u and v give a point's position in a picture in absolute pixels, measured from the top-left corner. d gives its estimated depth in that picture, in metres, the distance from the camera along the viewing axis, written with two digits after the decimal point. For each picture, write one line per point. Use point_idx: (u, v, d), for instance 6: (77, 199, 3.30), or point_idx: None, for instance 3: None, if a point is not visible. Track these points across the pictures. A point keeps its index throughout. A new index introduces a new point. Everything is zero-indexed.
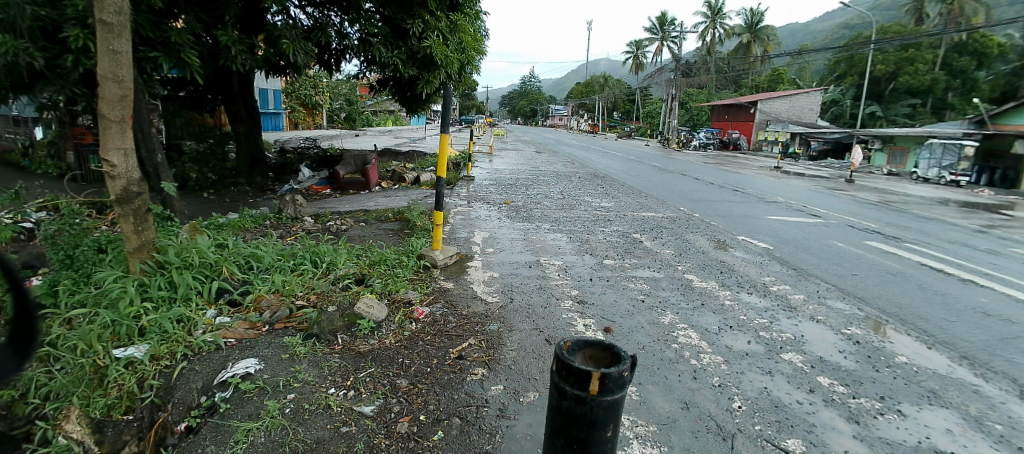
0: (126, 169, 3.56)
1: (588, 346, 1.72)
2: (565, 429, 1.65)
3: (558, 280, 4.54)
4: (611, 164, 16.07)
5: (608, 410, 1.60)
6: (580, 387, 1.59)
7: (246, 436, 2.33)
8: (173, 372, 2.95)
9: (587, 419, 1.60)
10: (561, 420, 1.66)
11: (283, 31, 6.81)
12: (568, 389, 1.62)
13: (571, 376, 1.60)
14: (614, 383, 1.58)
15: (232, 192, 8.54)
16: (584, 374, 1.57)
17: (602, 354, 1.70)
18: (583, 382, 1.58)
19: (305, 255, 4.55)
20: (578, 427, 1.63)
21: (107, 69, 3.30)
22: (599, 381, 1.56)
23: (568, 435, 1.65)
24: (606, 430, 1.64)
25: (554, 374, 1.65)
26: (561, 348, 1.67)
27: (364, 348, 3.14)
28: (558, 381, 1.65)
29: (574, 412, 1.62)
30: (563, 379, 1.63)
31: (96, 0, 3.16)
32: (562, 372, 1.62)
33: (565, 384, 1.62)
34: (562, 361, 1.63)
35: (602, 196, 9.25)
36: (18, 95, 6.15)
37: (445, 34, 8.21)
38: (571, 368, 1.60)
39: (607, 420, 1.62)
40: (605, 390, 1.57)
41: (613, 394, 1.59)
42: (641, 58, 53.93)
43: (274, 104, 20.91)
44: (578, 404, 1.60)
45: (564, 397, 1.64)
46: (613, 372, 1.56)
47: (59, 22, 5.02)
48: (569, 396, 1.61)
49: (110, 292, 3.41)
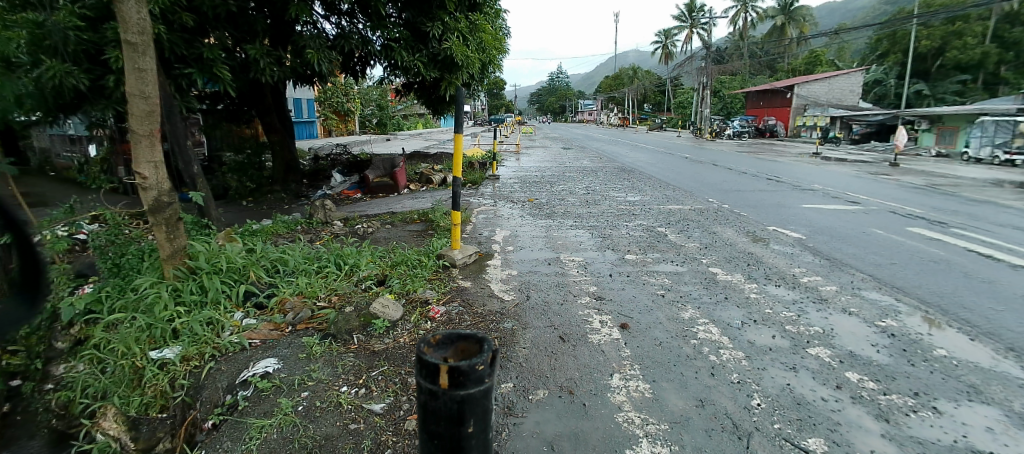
0: (157, 180, 3.73)
1: (462, 339, 1.67)
2: (428, 424, 1.63)
3: (577, 277, 4.49)
4: (641, 158, 15.78)
5: (464, 405, 1.57)
6: (432, 381, 1.57)
7: (260, 432, 2.41)
8: (201, 372, 3.09)
9: (443, 413, 1.58)
10: (425, 416, 1.64)
11: (308, 41, 7.00)
12: (424, 384, 1.60)
13: (425, 370, 1.58)
14: (467, 379, 1.55)
15: (269, 199, 8.92)
16: (435, 368, 1.55)
17: (473, 347, 1.64)
18: (434, 375, 1.56)
19: (330, 257, 4.66)
20: (438, 422, 1.61)
21: (134, 87, 3.47)
22: (449, 375, 1.53)
23: (432, 431, 1.63)
24: (469, 426, 1.60)
25: (413, 369, 1.62)
26: (425, 342, 1.65)
27: (379, 347, 3.19)
28: (417, 376, 1.63)
29: (431, 406, 1.60)
30: (421, 374, 1.61)
31: (120, 23, 3.34)
32: (418, 366, 1.60)
33: (421, 379, 1.61)
34: (418, 355, 1.60)
35: (628, 190, 9.05)
36: (70, 115, 6.64)
37: (466, 34, 8.34)
38: (423, 362, 1.58)
39: (466, 415, 1.58)
40: (457, 385, 1.54)
41: (468, 389, 1.56)
42: (671, 48, 52.67)
43: (308, 113, 21.75)
44: (432, 398, 1.59)
45: (424, 392, 1.63)
46: (465, 365, 1.52)
47: (100, 44, 5.44)
48: (424, 390, 1.60)
49: (147, 298, 3.64)
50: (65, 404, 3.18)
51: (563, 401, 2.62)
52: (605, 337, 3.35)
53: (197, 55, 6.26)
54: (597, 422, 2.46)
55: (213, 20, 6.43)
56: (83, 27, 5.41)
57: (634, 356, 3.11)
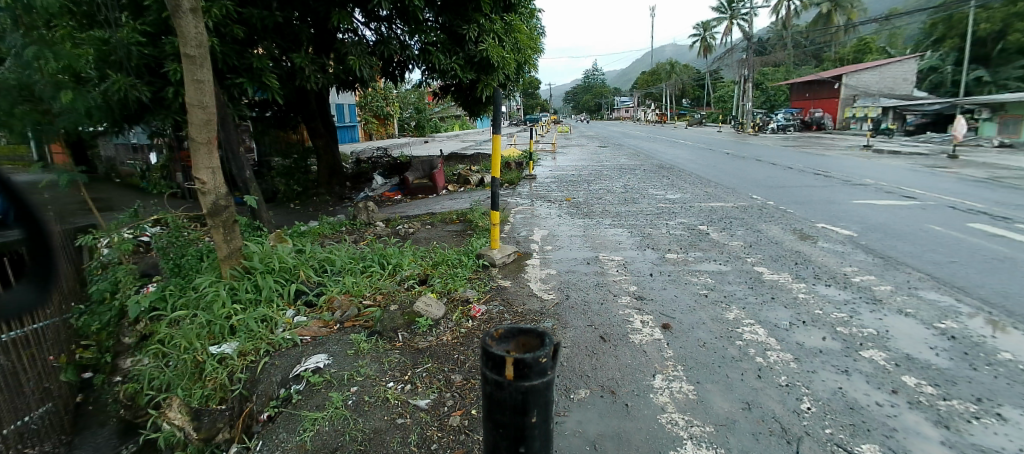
0: (215, 184, 3.95)
1: (523, 334, 1.71)
2: (493, 414, 1.67)
3: (617, 276, 4.46)
4: (680, 154, 15.46)
5: (527, 395, 1.60)
6: (498, 373, 1.61)
7: (313, 425, 2.53)
8: (257, 366, 3.26)
9: (509, 404, 1.62)
10: (489, 406, 1.69)
11: (349, 48, 7.23)
12: (490, 375, 1.65)
13: (490, 362, 1.64)
14: (531, 371, 1.58)
15: (315, 201, 9.25)
16: (500, 360, 1.60)
17: (533, 341, 1.68)
18: (500, 367, 1.60)
19: (374, 257, 4.80)
20: (503, 412, 1.64)
21: (193, 97, 3.69)
22: (514, 366, 1.57)
23: (497, 421, 1.67)
24: (531, 416, 1.63)
25: (479, 362, 1.68)
26: (488, 335, 1.70)
27: (422, 344, 3.28)
28: (483, 368, 1.68)
29: (497, 396, 1.64)
30: (486, 366, 1.66)
31: (180, 37, 3.56)
32: (484, 358, 1.65)
33: (488, 370, 1.66)
34: (484, 347, 1.66)
35: (667, 188, 8.89)
36: (133, 126, 7.09)
37: (501, 35, 8.44)
38: (488, 354, 1.63)
39: (529, 406, 1.61)
40: (522, 376, 1.58)
41: (531, 380, 1.59)
42: (709, 40, 51.29)
43: (349, 117, 22.37)
44: (498, 389, 1.63)
45: (489, 383, 1.68)
46: (528, 358, 1.56)
47: (159, 58, 5.79)
48: (490, 381, 1.64)
49: (207, 296, 3.87)
50: (132, 397, 3.90)
51: (606, 401, 2.62)
52: (647, 337, 3.33)
53: (247, 65, 6.56)
54: (640, 423, 2.45)
55: (261, 31, 6.73)
56: (144, 42, 5.78)
57: (677, 357, 3.07)
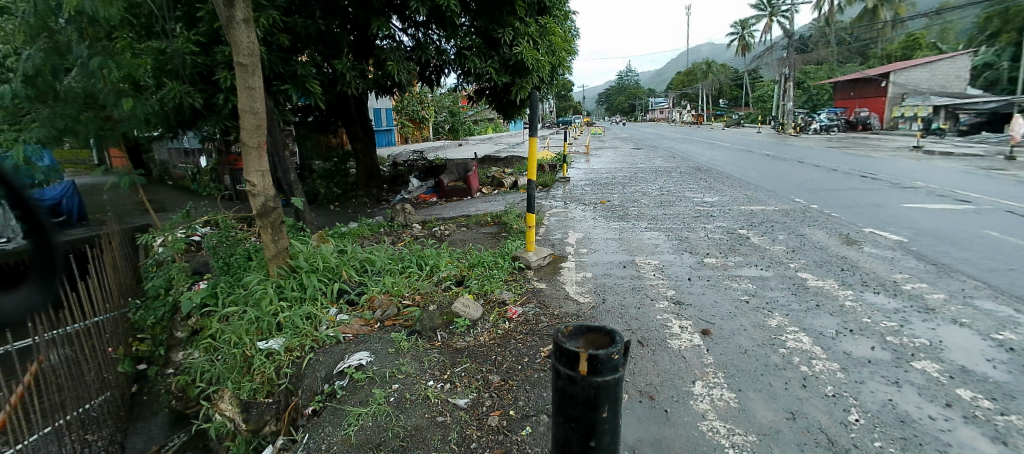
0: (264, 187, 4.13)
1: (591, 330, 1.73)
2: (564, 408, 1.68)
3: (654, 280, 4.41)
4: (717, 156, 15.14)
5: (600, 391, 1.61)
6: (571, 367, 1.63)
7: (357, 420, 2.61)
8: (302, 362, 3.38)
9: (581, 398, 1.63)
10: (559, 401, 1.70)
11: (388, 54, 7.42)
12: (562, 370, 1.66)
13: (563, 357, 1.65)
14: (603, 366, 1.59)
15: (353, 203, 9.50)
16: (573, 354, 1.61)
17: (602, 338, 1.69)
18: (574, 362, 1.61)
19: (411, 259, 4.90)
20: (575, 407, 1.65)
21: (245, 104, 3.86)
22: (587, 361, 1.58)
23: (568, 416, 1.68)
24: (602, 411, 1.64)
25: (550, 357, 1.70)
26: (559, 331, 1.72)
27: (461, 344, 3.33)
28: (555, 363, 1.69)
29: (569, 391, 1.66)
30: (558, 361, 1.68)
31: (234, 47, 3.74)
32: (556, 353, 1.67)
33: (560, 366, 1.67)
34: (555, 343, 1.68)
35: (705, 190, 8.72)
36: (186, 131, 7.48)
37: (535, 38, 8.49)
38: (561, 349, 1.64)
39: (602, 401, 1.62)
40: (595, 372, 1.58)
41: (604, 376, 1.59)
42: (748, 39, 49.98)
43: (386, 121, 22.87)
44: (570, 383, 1.64)
45: (560, 378, 1.69)
46: (601, 353, 1.57)
47: (211, 66, 6.09)
48: (562, 376, 1.66)
49: (255, 293, 4.05)
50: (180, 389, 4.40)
51: (644, 406, 2.61)
52: (686, 343, 3.28)
53: (292, 72, 6.82)
54: (679, 429, 2.43)
55: (305, 38, 6.98)
56: (198, 52, 6.09)
57: (718, 364, 3.01)
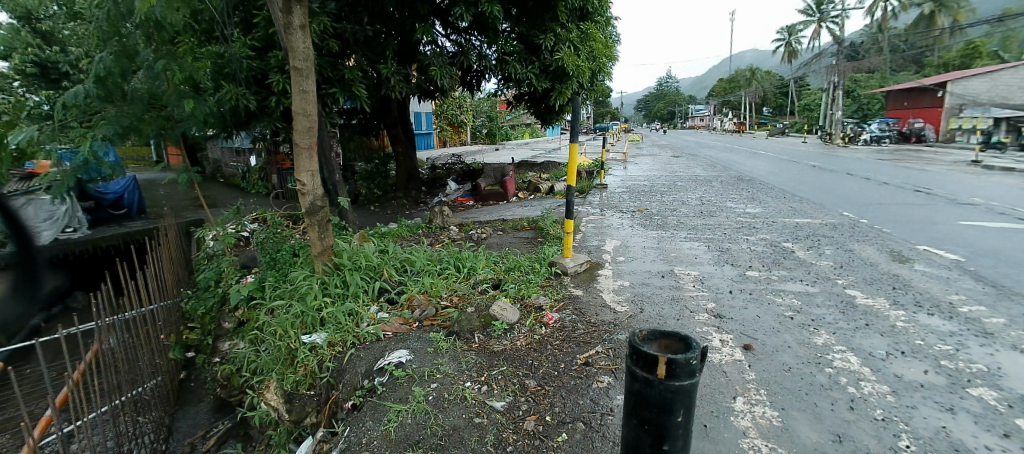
0: (313, 186, 4.29)
1: (664, 336, 1.78)
2: (638, 409, 1.74)
3: (694, 292, 4.33)
4: (760, 166, 14.72)
5: (676, 395, 1.66)
6: (648, 371, 1.68)
7: (396, 416, 2.68)
8: (344, 357, 3.49)
9: (657, 402, 1.68)
10: (633, 402, 1.76)
11: (431, 59, 7.59)
12: (638, 372, 1.71)
13: (640, 360, 1.70)
14: (681, 371, 1.64)
15: (393, 205, 9.72)
16: (652, 358, 1.66)
17: (676, 344, 1.75)
18: (651, 365, 1.66)
19: (449, 260, 4.97)
20: (649, 409, 1.71)
21: (298, 106, 4.03)
22: (666, 366, 1.63)
23: (641, 417, 1.75)
24: (677, 415, 1.69)
25: (626, 359, 1.75)
26: (634, 335, 1.77)
27: (497, 347, 3.37)
28: (630, 366, 1.74)
29: (644, 394, 1.71)
30: (634, 363, 1.72)
31: (290, 52, 3.91)
32: (632, 355, 1.72)
33: (636, 368, 1.72)
34: (632, 347, 1.73)
35: (747, 201, 8.50)
36: (239, 132, 7.85)
37: (576, 44, 8.50)
38: (639, 352, 1.69)
39: (677, 405, 1.68)
40: (673, 376, 1.64)
41: (681, 381, 1.65)
42: (794, 46, 48.43)
43: (426, 125, 23.29)
44: (646, 386, 1.70)
45: (635, 380, 1.74)
46: (680, 359, 1.62)
47: (265, 70, 6.38)
48: (639, 379, 1.71)
49: (301, 289, 4.21)
50: (226, 377, 4.72)
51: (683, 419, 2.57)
52: (727, 357, 3.22)
53: (340, 77, 7.07)
54: (719, 445, 2.38)
55: (353, 44, 7.30)
56: (253, 56, 6.39)
57: (760, 381, 2.94)
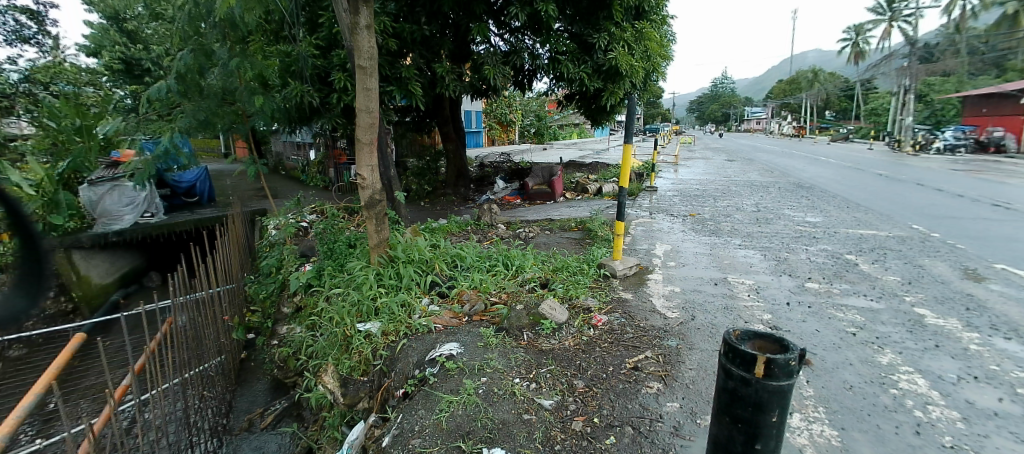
0: (372, 181, 4.45)
1: (758, 338, 1.88)
2: (732, 408, 1.84)
3: (748, 301, 4.20)
4: (821, 173, 14.02)
5: (773, 395, 1.75)
6: (746, 370, 1.77)
7: (448, 407, 2.75)
8: (396, 347, 3.61)
9: (752, 401, 1.78)
10: (726, 400, 1.87)
11: (485, 59, 7.68)
12: (735, 371, 1.81)
13: (738, 359, 1.80)
14: (779, 371, 1.72)
15: (442, 201, 9.92)
16: (750, 358, 1.75)
17: (771, 346, 1.84)
18: (749, 364, 1.75)
19: (498, 258, 5.03)
20: (744, 407, 1.81)
21: (362, 103, 4.20)
22: (764, 366, 1.72)
23: (735, 415, 1.84)
24: (772, 415, 1.78)
25: (722, 357, 1.86)
26: (730, 337, 1.87)
27: (546, 346, 3.39)
28: (726, 364, 1.85)
29: (740, 392, 1.81)
30: (731, 362, 1.82)
31: (356, 51, 4.07)
32: (729, 355, 1.82)
33: (733, 366, 1.82)
34: (730, 346, 1.83)
35: (806, 209, 8.13)
36: (302, 127, 8.23)
37: (631, 43, 8.38)
38: (737, 352, 1.79)
39: (773, 405, 1.76)
40: (770, 376, 1.73)
41: (779, 381, 1.73)
42: (862, 46, 45.74)
43: (476, 123, 23.59)
44: (743, 385, 1.79)
45: (731, 379, 1.84)
46: (779, 359, 1.71)
47: (328, 68, 6.67)
48: (736, 377, 1.81)
49: (357, 278, 4.38)
50: (283, 360, 4.97)
51: None
52: None
53: (397, 75, 7.29)
54: None
55: (410, 44, 7.51)
56: (318, 55, 6.69)
57: (818, 397, 2.83)
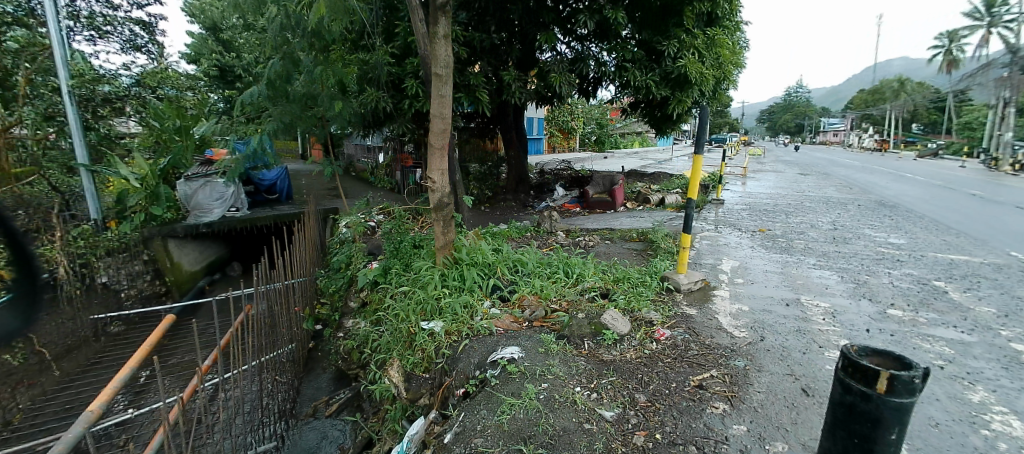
0: (441, 185, 4.60)
1: (876, 354, 2.18)
2: (850, 421, 2.15)
3: (823, 325, 3.98)
4: (907, 191, 13.00)
5: (895, 411, 2.02)
6: (868, 386, 2.08)
7: (509, 409, 2.81)
8: (458, 347, 3.70)
9: (871, 415, 2.07)
10: (845, 415, 2.17)
11: (552, 66, 7.74)
12: (855, 385, 2.12)
13: (859, 376, 2.11)
14: (901, 388, 2.01)
15: (501, 206, 10.07)
16: (873, 375, 2.06)
17: (889, 363, 2.13)
18: (871, 381, 2.07)
19: (558, 265, 5.04)
20: (863, 421, 2.11)
21: (437, 110, 4.36)
22: (886, 382, 2.02)
23: (852, 429, 2.15)
24: (890, 432, 2.06)
25: (842, 372, 2.19)
26: (852, 353, 2.16)
27: (607, 357, 3.37)
28: (846, 379, 2.17)
29: (860, 407, 2.11)
30: (852, 377, 2.14)
31: (433, 60, 4.23)
32: (852, 371, 2.13)
33: (853, 382, 2.14)
34: (850, 362, 2.16)
35: (890, 230, 7.57)
36: (373, 131, 8.63)
37: (701, 50, 8.18)
38: (860, 369, 2.10)
39: (891, 421, 2.04)
40: (892, 392, 2.02)
41: (901, 397, 2.01)
42: (959, 54, 42.03)
43: (537, 130, 23.74)
44: (864, 399, 2.09)
45: (852, 394, 2.15)
46: (902, 377, 1.99)
47: (401, 75, 6.97)
48: (857, 392, 2.11)
49: (423, 278, 4.54)
50: (348, 352, 5.23)
51: None
52: None
53: (465, 82, 7.49)
54: None
55: (479, 52, 7.71)
56: (393, 63, 7.00)
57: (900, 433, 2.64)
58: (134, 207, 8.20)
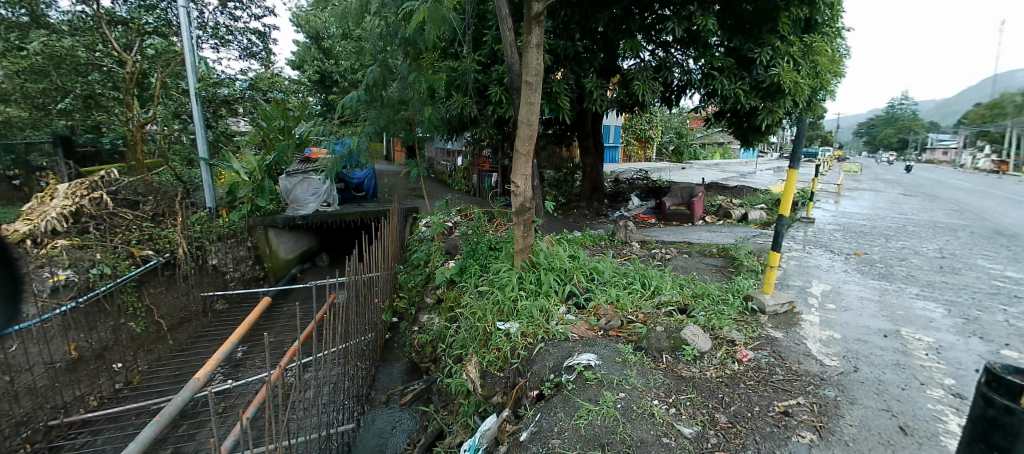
0: (524, 190, 4.73)
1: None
2: (988, 435, 1.71)
3: (926, 361, 3.67)
4: None
5: None
6: (1010, 398, 1.66)
7: (586, 414, 2.85)
8: (534, 349, 3.78)
9: (1013, 430, 1.63)
10: (979, 433, 1.73)
11: (636, 74, 7.68)
12: (996, 398, 1.69)
13: (1001, 387, 1.69)
14: None
15: (574, 213, 10.08)
16: (1018, 385, 1.65)
17: None
18: (1015, 393, 1.65)
19: (635, 276, 5.00)
20: (1002, 437, 1.66)
21: (524, 117, 4.50)
22: None
23: (990, 446, 1.70)
24: None
25: (981, 384, 1.76)
26: (992, 364, 1.76)
27: (686, 373, 3.32)
28: (986, 392, 1.73)
29: (1000, 421, 1.67)
30: (992, 389, 1.72)
31: (524, 69, 4.38)
32: (990, 381, 1.73)
33: (995, 395, 1.70)
34: (992, 374, 1.74)
35: (1013, 261, 6.76)
36: (456, 136, 8.99)
37: (797, 58, 7.74)
38: (1001, 379, 1.70)
39: None
40: None
41: None
42: None
43: (613, 138, 23.46)
44: (1004, 413, 1.66)
45: (989, 407, 1.71)
46: None
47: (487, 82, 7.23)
48: (996, 405, 1.68)
49: (501, 280, 4.68)
50: (422, 346, 5.48)
51: None
52: None
53: (548, 90, 7.62)
54: None
55: (562, 59, 7.84)
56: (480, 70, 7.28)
57: None
58: (242, 199, 8.87)
